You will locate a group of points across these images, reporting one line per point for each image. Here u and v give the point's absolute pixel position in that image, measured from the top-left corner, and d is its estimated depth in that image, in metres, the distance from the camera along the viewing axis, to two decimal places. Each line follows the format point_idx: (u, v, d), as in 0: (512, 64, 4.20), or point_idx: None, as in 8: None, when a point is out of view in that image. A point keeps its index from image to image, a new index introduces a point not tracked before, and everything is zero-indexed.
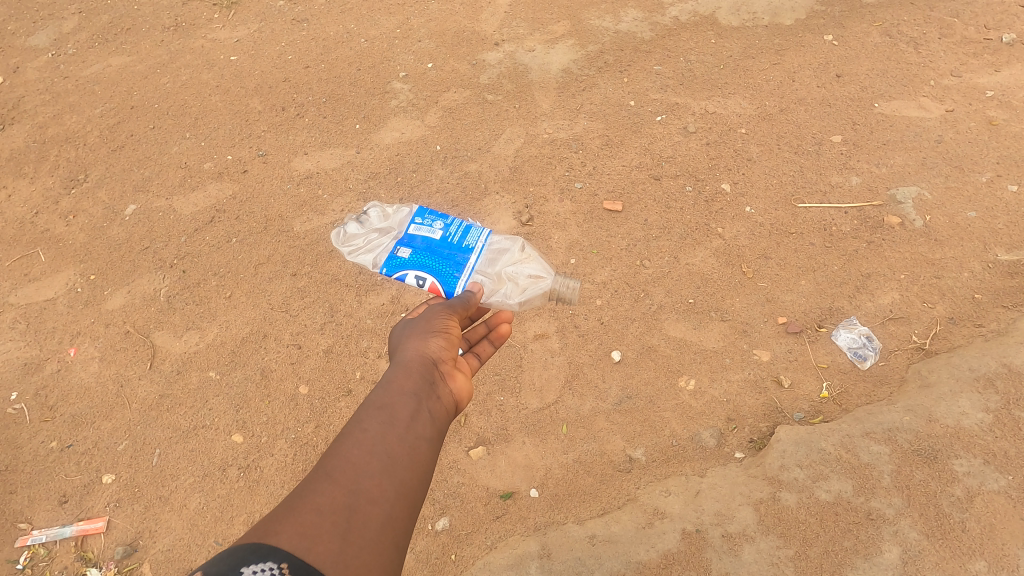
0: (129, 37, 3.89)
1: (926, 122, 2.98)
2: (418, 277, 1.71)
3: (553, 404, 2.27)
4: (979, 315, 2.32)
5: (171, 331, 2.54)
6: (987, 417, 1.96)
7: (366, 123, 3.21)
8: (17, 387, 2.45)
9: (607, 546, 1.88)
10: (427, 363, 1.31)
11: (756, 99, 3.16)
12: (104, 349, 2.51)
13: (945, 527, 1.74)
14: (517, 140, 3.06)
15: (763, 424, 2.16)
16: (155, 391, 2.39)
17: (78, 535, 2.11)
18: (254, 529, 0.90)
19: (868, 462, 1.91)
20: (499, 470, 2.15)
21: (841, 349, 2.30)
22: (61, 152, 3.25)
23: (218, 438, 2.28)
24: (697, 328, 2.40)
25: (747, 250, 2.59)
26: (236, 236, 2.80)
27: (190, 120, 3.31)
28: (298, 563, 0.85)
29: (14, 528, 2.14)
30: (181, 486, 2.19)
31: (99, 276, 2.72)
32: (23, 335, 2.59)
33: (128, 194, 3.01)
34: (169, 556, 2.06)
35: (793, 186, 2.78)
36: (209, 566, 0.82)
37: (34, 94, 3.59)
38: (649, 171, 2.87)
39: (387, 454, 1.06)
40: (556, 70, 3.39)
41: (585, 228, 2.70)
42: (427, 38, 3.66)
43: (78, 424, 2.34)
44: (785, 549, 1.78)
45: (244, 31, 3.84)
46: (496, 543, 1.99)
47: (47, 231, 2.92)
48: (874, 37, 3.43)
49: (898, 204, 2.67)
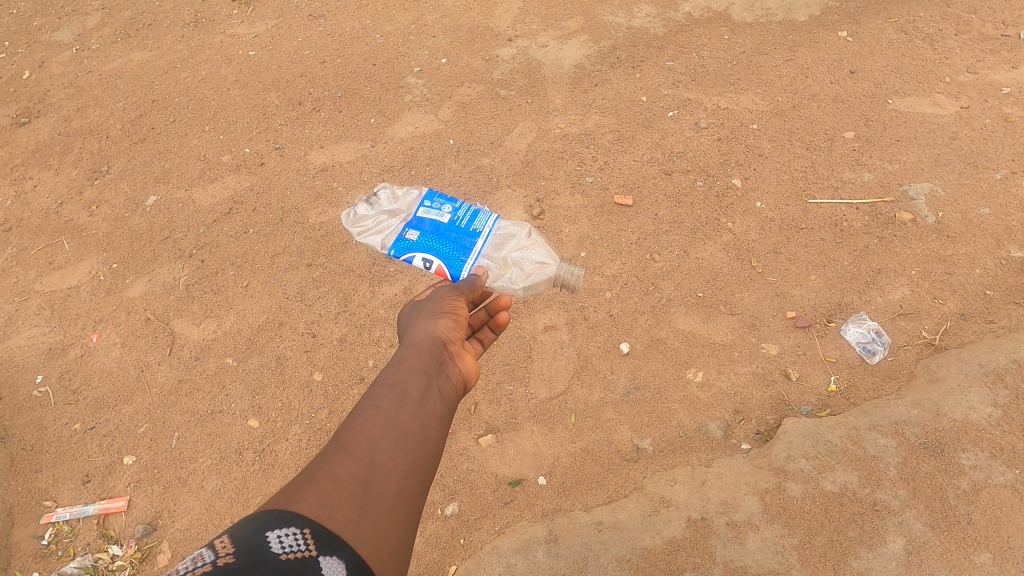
0: (151, 33, 3.97)
1: (941, 119, 2.96)
2: (425, 260, 1.77)
3: (562, 394, 2.30)
4: (991, 311, 2.31)
5: (190, 319, 2.60)
6: (995, 412, 1.96)
7: (380, 117, 3.26)
8: (42, 371, 2.53)
9: (613, 532, 1.91)
10: (437, 344, 1.35)
11: (768, 95, 3.16)
12: (126, 336, 2.58)
13: (951, 519, 1.75)
14: (529, 135, 3.09)
15: (770, 416, 2.17)
16: (174, 376, 2.46)
17: (100, 513, 2.18)
18: (275, 498, 0.95)
19: (875, 454, 1.92)
20: (508, 457, 2.18)
21: (850, 344, 2.30)
22: (85, 145, 3.33)
23: (235, 423, 2.34)
24: (706, 321, 2.42)
25: (757, 245, 2.61)
26: (254, 227, 2.86)
27: (209, 114, 3.38)
28: (319, 530, 0.89)
29: (40, 506, 2.22)
30: (199, 468, 2.25)
31: (121, 265, 2.80)
32: (48, 321, 2.67)
33: (149, 185, 3.08)
34: (188, 535, 2.12)
35: (804, 182, 2.79)
36: (235, 530, 0.86)
37: (59, 88, 3.68)
38: (660, 166, 2.89)
39: (400, 430, 1.10)
40: (568, 66, 3.41)
41: (595, 221, 2.73)
42: (442, 34, 3.70)
43: (101, 407, 2.41)
44: (790, 537, 1.80)
45: (262, 26, 3.91)
46: (505, 528, 2.03)
47: (71, 221, 3.00)
48: (890, 34, 3.41)
49: (910, 200, 2.67)
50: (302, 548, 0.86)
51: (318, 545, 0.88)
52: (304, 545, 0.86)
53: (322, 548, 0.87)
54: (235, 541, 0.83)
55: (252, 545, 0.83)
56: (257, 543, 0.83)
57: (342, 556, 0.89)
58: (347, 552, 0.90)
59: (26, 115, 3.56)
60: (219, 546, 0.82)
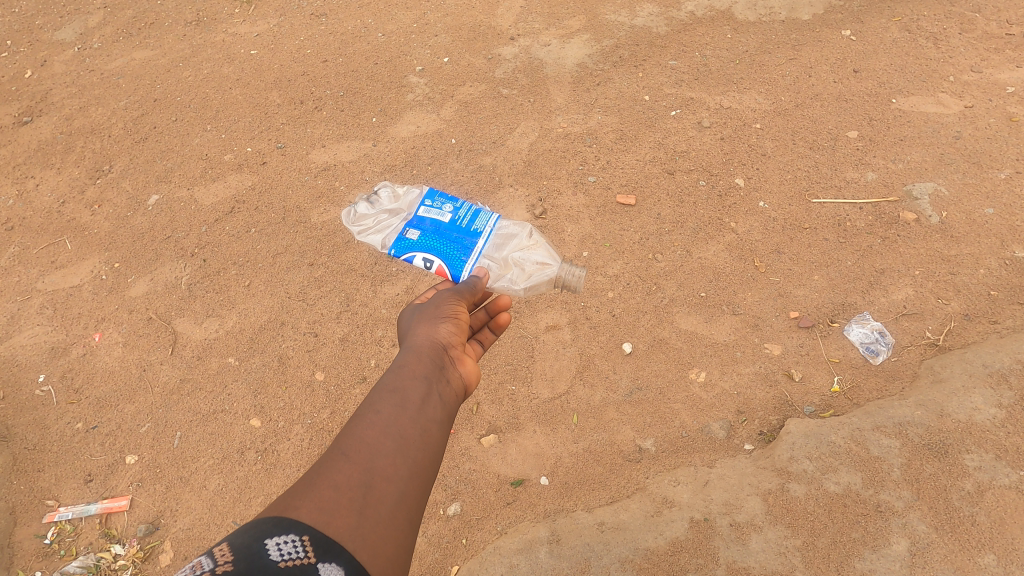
0: (152, 31, 3.97)
1: (945, 118, 2.95)
2: (426, 260, 1.77)
3: (564, 394, 2.29)
4: (995, 311, 2.31)
5: (192, 319, 2.60)
6: (1000, 413, 1.96)
7: (382, 117, 3.26)
8: (45, 370, 2.53)
9: (616, 533, 1.91)
10: (437, 348, 1.35)
11: (771, 94, 3.15)
12: (128, 335, 2.58)
13: (955, 521, 1.75)
14: (532, 134, 3.08)
15: (773, 416, 2.17)
16: (176, 375, 2.46)
17: (102, 512, 2.18)
18: (275, 505, 0.94)
19: (879, 455, 1.92)
20: (510, 457, 2.18)
21: (853, 344, 2.29)
22: (87, 144, 3.33)
23: (238, 422, 2.34)
24: (709, 321, 2.41)
25: (760, 245, 2.60)
26: (256, 227, 2.86)
27: (211, 113, 3.38)
28: (318, 536, 0.89)
29: (42, 505, 2.22)
30: (202, 467, 2.25)
31: (124, 264, 2.80)
32: (51, 320, 2.67)
33: (151, 185, 3.08)
34: (190, 534, 2.12)
35: (807, 182, 2.78)
36: (235, 537, 0.86)
37: (61, 87, 3.68)
38: (663, 166, 2.89)
39: (400, 435, 1.10)
40: (571, 64, 3.41)
41: (598, 221, 2.72)
42: (444, 33, 3.69)
43: (103, 406, 2.42)
44: (793, 539, 1.79)
45: (263, 25, 3.91)
46: (506, 528, 2.03)
47: (73, 220, 3.00)
48: (893, 32, 3.40)
49: (914, 200, 2.66)
50: (300, 555, 0.85)
51: (318, 551, 0.87)
52: (303, 551, 0.86)
53: (321, 554, 0.87)
54: (234, 549, 0.83)
55: (250, 553, 0.82)
56: (256, 551, 0.83)
57: (342, 562, 0.88)
58: (346, 558, 0.89)
59: (28, 114, 3.55)
60: (218, 554, 0.82)
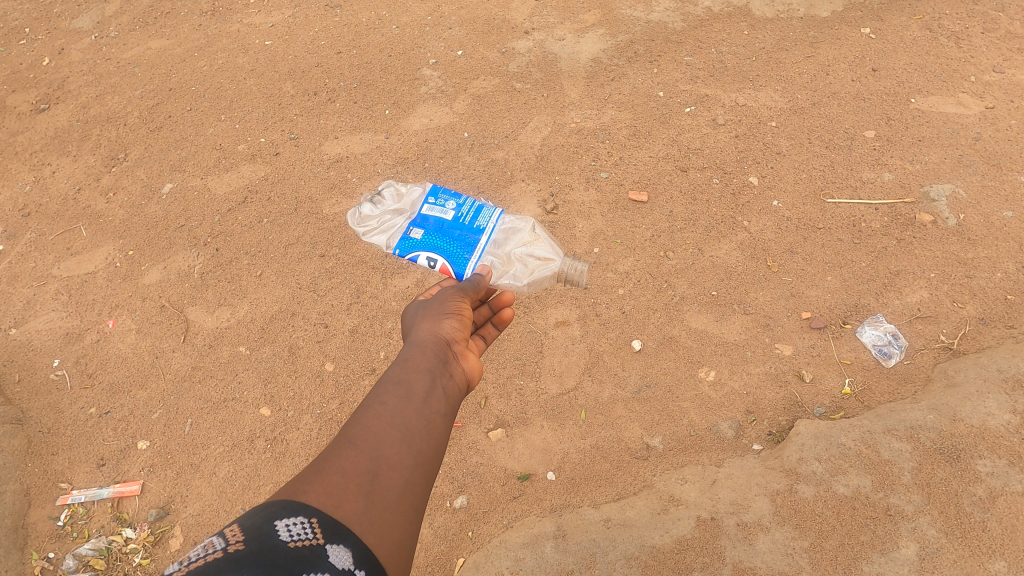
0: (168, 20, 3.99)
1: (965, 119, 2.91)
2: (429, 258, 1.77)
3: (573, 390, 2.29)
4: (1011, 316, 2.28)
5: (204, 307, 2.62)
6: (1013, 419, 1.94)
7: (395, 109, 3.25)
8: (59, 355, 2.56)
9: (621, 529, 1.92)
10: (441, 343, 1.35)
11: (788, 91, 3.11)
12: (141, 322, 2.61)
13: (965, 527, 1.74)
14: (544, 129, 3.07)
15: (783, 417, 2.16)
16: (187, 363, 2.48)
17: (114, 496, 2.21)
18: (283, 490, 0.95)
19: (889, 458, 1.90)
20: (518, 452, 2.19)
21: (865, 346, 2.28)
22: (103, 131, 3.36)
23: (247, 410, 2.36)
24: (720, 321, 2.40)
25: (773, 244, 2.58)
26: (268, 217, 2.87)
27: (226, 103, 3.39)
28: (327, 519, 0.90)
29: (56, 488, 2.25)
30: (212, 454, 2.28)
31: (138, 252, 2.82)
32: (65, 305, 2.70)
33: (166, 173, 3.11)
34: (200, 520, 2.15)
35: (822, 181, 2.75)
36: (246, 519, 0.87)
37: (78, 75, 3.71)
38: (676, 163, 2.87)
39: (405, 426, 1.10)
40: (585, 59, 3.39)
41: (609, 218, 2.71)
42: (458, 26, 3.68)
43: (116, 391, 2.44)
44: (800, 540, 1.79)
45: (278, 15, 3.92)
46: (513, 522, 2.03)
47: (89, 208, 3.03)
48: (914, 31, 3.35)
49: (932, 202, 2.62)
50: (310, 535, 0.86)
51: (327, 533, 0.88)
52: (312, 532, 0.87)
53: (329, 536, 0.88)
54: (244, 529, 0.84)
55: (261, 532, 0.83)
56: (266, 531, 0.84)
57: (349, 544, 0.89)
58: (354, 541, 0.90)
59: (46, 101, 3.58)
60: (229, 534, 0.83)
